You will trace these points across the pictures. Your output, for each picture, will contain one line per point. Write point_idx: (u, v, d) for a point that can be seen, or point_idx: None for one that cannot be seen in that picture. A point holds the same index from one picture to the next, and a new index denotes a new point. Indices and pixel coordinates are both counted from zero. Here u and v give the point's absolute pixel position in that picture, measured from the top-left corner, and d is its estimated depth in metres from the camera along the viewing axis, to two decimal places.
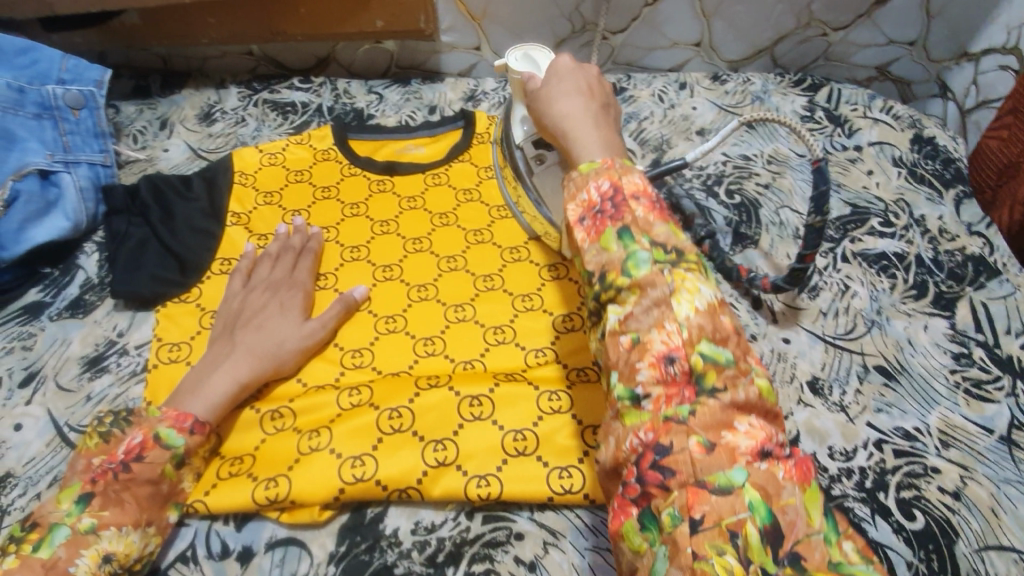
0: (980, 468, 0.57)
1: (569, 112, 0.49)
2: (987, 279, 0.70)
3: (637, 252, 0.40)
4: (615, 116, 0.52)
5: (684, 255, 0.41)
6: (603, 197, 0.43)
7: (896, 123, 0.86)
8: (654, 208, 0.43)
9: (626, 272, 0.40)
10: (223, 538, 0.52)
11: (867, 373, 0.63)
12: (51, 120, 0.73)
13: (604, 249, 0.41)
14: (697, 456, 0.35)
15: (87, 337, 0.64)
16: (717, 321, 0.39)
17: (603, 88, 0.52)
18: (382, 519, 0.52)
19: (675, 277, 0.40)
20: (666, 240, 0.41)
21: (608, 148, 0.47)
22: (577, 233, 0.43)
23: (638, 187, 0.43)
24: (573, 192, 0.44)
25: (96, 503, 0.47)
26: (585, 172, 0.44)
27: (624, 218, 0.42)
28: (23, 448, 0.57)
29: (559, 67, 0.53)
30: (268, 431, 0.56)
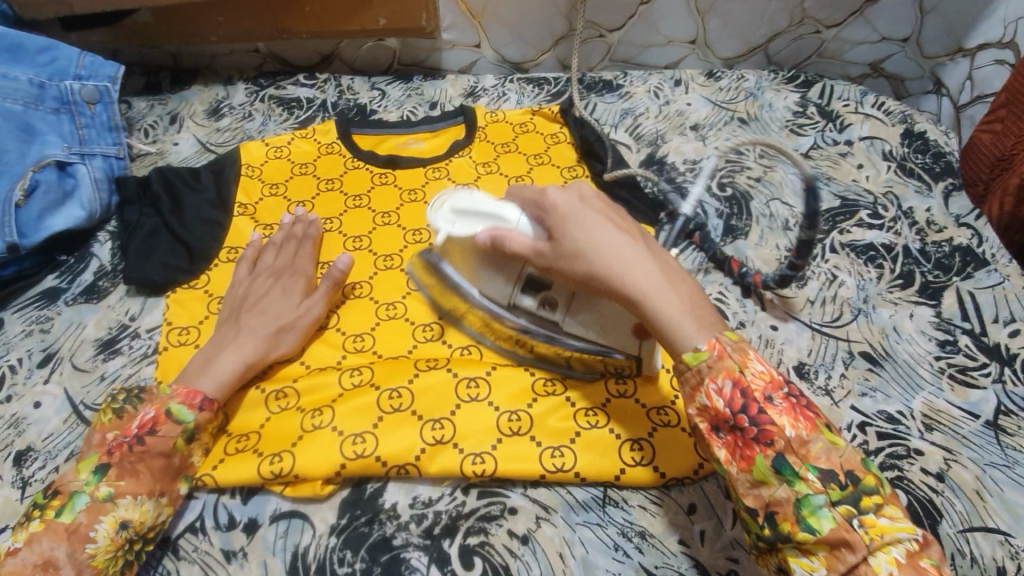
0: (964, 451, 0.59)
1: (631, 272, 0.48)
2: (974, 269, 0.71)
3: (809, 496, 0.41)
4: (656, 246, 0.52)
5: (858, 481, 0.41)
6: (732, 407, 0.44)
7: (887, 118, 0.88)
8: (799, 416, 0.43)
9: (807, 525, 0.41)
10: (230, 510, 0.54)
11: (853, 359, 0.65)
12: (68, 114, 0.76)
13: (763, 483, 0.43)
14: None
15: (102, 321, 0.67)
16: (927, 571, 0.39)
17: (626, 222, 0.52)
18: (381, 494, 0.55)
19: (865, 526, 0.40)
20: (831, 465, 0.42)
21: (693, 312, 0.47)
22: (718, 451, 0.45)
23: (765, 381, 0.44)
24: (694, 395, 0.46)
25: (113, 473, 0.50)
26: (694, 366, 0.45)
27: (774, 444, 0.42)
28: (42, 423, 0.60)
29: (563, 209, 0.51)
30: (273, 410, 0.59)
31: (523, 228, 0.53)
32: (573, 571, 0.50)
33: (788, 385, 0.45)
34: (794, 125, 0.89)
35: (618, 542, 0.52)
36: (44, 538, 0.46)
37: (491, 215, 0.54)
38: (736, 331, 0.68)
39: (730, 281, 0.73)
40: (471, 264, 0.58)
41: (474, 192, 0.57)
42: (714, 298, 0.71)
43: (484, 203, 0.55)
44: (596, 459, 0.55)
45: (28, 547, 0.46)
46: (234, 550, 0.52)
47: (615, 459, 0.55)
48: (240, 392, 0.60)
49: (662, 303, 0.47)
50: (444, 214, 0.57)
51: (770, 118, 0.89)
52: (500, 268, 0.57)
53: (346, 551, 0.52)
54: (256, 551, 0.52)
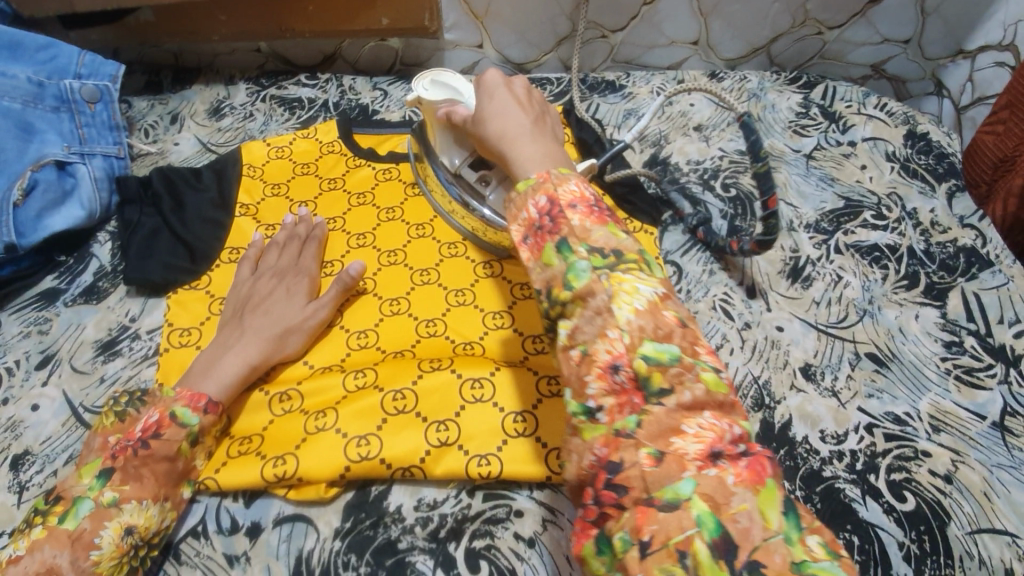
0: (971, 453, 0.58)
1: (503, 129, 0.48)
2: (979, 270, 0.71)
3: (575, 263, 0.39)
4: (555, 129, 0.50)
5: (624, 256, 0.39)
6: (541, 212, 0.41)
7: (890, 119, 0.88)
8: (593, 213, 0.40)
9: (567, 285, 0.39)
10: (233, 514, 0.54)
11: (859, 360, 0.65)
12: (68, 114, 0.75)
13: (546, 265, 0.40)
14: (645, 468, 0.34)
15: (101, 322, 0.66)
16: (664, 319, 0.37)
17: (534, 100, 0.52)
18: (386, 497, 0.54)
19: (614, 281, 0.38)
20: (604, 244, 0.40)
21: (542, 157, 0.45)
22: (521, 252, 0.42)
23: (576, 195, 0.41)
24: (514, 213, 0.43)
25: (116, 478, 0.49)
26: (522, 190, 0.43)
27: (560, 231, 0.40)
28: (40, 426, 0.59)
29: (489, 84, 0.53)
30: (276, 412, 0.58)
31: (466, 104, 0.56)
32: None
33: (595, 196, 0.41)
34: (798, 126, 0.88)
35: None
36: (47, 545, 0.46)
37: (461, 92, 0.57)
38: (741, 331, 0.68)
39: (735, 281, 0.72)
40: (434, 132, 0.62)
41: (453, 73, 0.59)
42: (719, 299, 0.71)
43: (464, 82, 0.58)
44: None
45: (30, 555, 0.45)
46: (237, 554, 0.52)
47: None
48: (242, 393, 0.60)
49: (515, 149, 0.47)
50: (425, 82, 0.60)
51: (773, 119, 0.89)
52: (460, 144, 0.60)
53: (351, 555, 0.51)
54: (260, 555, 0.51)
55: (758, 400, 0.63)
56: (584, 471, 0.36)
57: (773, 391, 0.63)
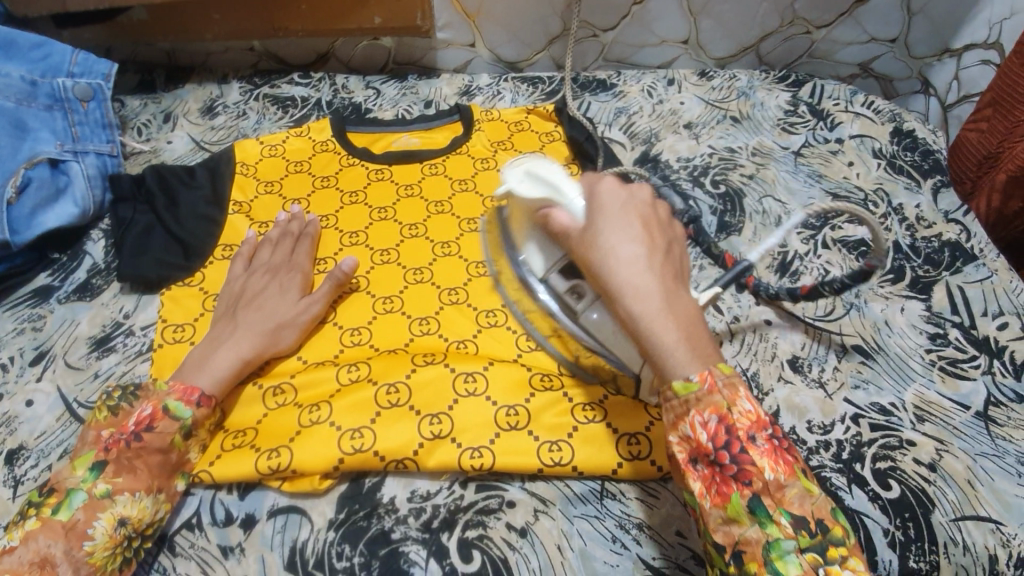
0: (955, 442, 0.60)
1: (639, 287, 0.43)
2: (963, 264, 0.72)
3: (779, 537, 0.40)
4: (681, 260, 0.47)
5: (829, 530, 0.40)
6: (715, 441, 0.42)
7: (877, 117, 0.89)
8: (780, 459, 0.42)
9: (772, 565, 0.39)
10: (227, 506, 0.54)
11: (846, 352, 0.66)
12: (61, 111, 0.76)
13: (734, 520, 0.41)
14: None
15: (95, 318, 0.66)
16: None
17: (659, 225, 0.47)
18: (379, 488, 0.55)
19: (829, 575, 0.39)
20: (801, 508, 0.41)
21: (692, 344, 0.42)
22: (695, 484, 0.43)
23: (751, 419, 0.42)
24: (675, 423, 0.43)
25: (110, 470, 0.50)
26: (684, 395, 0.42)
27: (752, 483, 0.41)
28: (34, 421, 0.59)
29: (603, 201, 0.47)
30: (270, 406, 0.59)
31: (568, 207, 0.49)
32: (572, 562, 0.50)
33: (773, 426, 0.43)
34: (786, 123, 0.90)
35: (616, 533, 0.52)
36: (41, 535, 0.46)
37: (558, 189, 0.50)
38: (730, 326, 0.69)
39: (725, 277, 0.73)
40: (523, 231, 0.53)
41: (554, 167, 0.52)
42: None
43: (559, 176, 0.51)
44: (595, 453, 0.55)
45: (24, 545, 0.45)
46: (230, 545, 0.52)
47: (612, 452, 0.55)
48: (236, 389, 0.60)
49: (656, 327, 0.42)
50: (518, 171, 0.53)
51: (762, 117, 0.90)
52: (548, 248, 0.52)
53: (345, 545, 0.52)
54: (254, 546, 0.52)
55: None
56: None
57: (761, 383, 0.64)
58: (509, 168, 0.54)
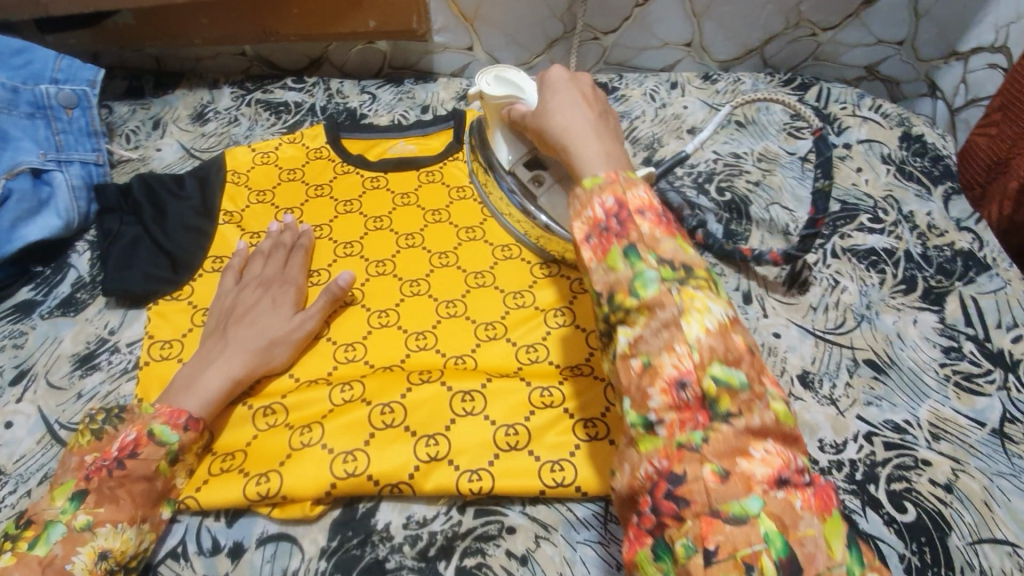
0: (972, 461, 0.57)
1: (568, 125, 0.49)
2: (976, 274, 0.70)
3: (643, 271, 0.39)
4: (616, 128, 0.52)
5: (692, 270, 0.40)
6: (608, 213, 0.41)
7: (885, 121, 0.87)
8: (661, 222, 0.41)
9: (634, 293, 0.39)
10: (214, 534, 0.52)
11: (857, 367, 0.64)
12: (44, 120, 0.73)
13: (611, 268, 0.40)
14: (710, 484, 0.34)
15: (79, 335, 0.64)
16: (733, 343, 0.38)
17: (597, 97, 0.52)
18: (374, 514, 0.53)
19: (682, 296, 0.38)
20: (674, 256, 0.40)
21: (610, 154, 0.46)
22: (583, 252, 0.42)
23: (643, 202, 0.42)
24: (577, 210, 0.43)
25: (91, 500, 0.47)
26: (590, 187, 0.43)
27: (630, 235, 0.40)
28: (14, 445, 0.57)
29: (552, 77, 0.54)
30: (260, 427, 0.56)
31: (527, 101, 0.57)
32: None
33: (663, 206, 0.42)
34: (792, 128, 0.87)
35: (620, 560, 0.50)
36: (16, 573, 0.43)
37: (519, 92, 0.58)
38: None
39: (730, 287, 0.71)
40: (494, 128, 0.63)
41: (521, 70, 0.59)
42: None
43: (524, 80, 0.58)
44: (598, 473, 0.53)
45: None
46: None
47: None
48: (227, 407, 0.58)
49: (577, 148, 0.47)
50: (489, 77, 0.60)
51: (767, 121, 0.88)
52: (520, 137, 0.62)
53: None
54: None
55: None
56: (644, 478, 0.37)
57: None
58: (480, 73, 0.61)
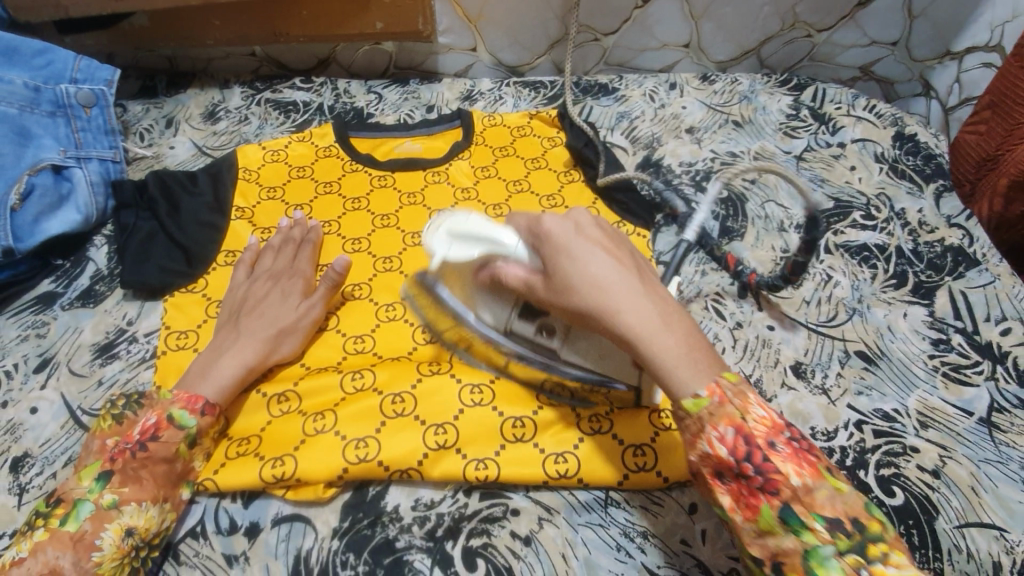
0: (959, 448, 0.60)
1: (617, 305, 0.44)
2: (966, 269, 0.72)
3: (816, 545, 0.38)
4: (649, 275, 0.48)
5: (865, 528, 0.39)
6: (735, 451, 0.41)
7: (879, 121, 0.89)
8: (804, 461, 0.41)
9: (811, 572, 0.38)
10: (231, 514, 0.54)
11: (849, 358, 0.66)
12: (64, 118, 0.76)
13: (767, 531, 0.40)
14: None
15: (99, 326, 0.66)
16: None
17: (616, 244, 0.48)
18: (384, 496, 0.55)
19: (873, 575, 0.37)
20: (835, 510, 0.39)
21: (692, 353, 0.43)
22: (722, 497, 0.42)
23: (766, 424, 0.42)
24: (693, 440, 0.43)
25: (116, 480, 0.50)
26: (696, 412, 0.42)
27: (779, 492, 0.40)
28: (39, 429, 0.59)
29: (556, 239, 0.47)
30: (274, 414, 0.59)
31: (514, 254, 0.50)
32: (576, 571, 0.50)
33: (784, 423, 0.42)
34: (788, 128, 0.90)
35: (620, 541, 0.52)
36: (49, 547, 0.46)
37: (488, 240, 0.50)
38: (733, 331, 0.69)
39: (727, 282, 0.73)
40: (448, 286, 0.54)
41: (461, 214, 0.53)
42: (711, 299, 0.72)
43: (484, 224, 0.51)
44: (600, 465, 0.55)
45: (33, 556, 0.46)
46: (235, 554, 0.52)
47: (618, 463, 0.55)
48: (240, 396, 0.60)
49: (652, 341, 0.43)
50: (441, 233, 0.52)
51: (763, 121, 0.90)
52: (497, 296, 0.53)
53: (350, 554, 0.52)
54: (259, 556, 0.52)
55: None
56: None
57: (764, 390, 0.64)
58: (428, 237, 0.53)
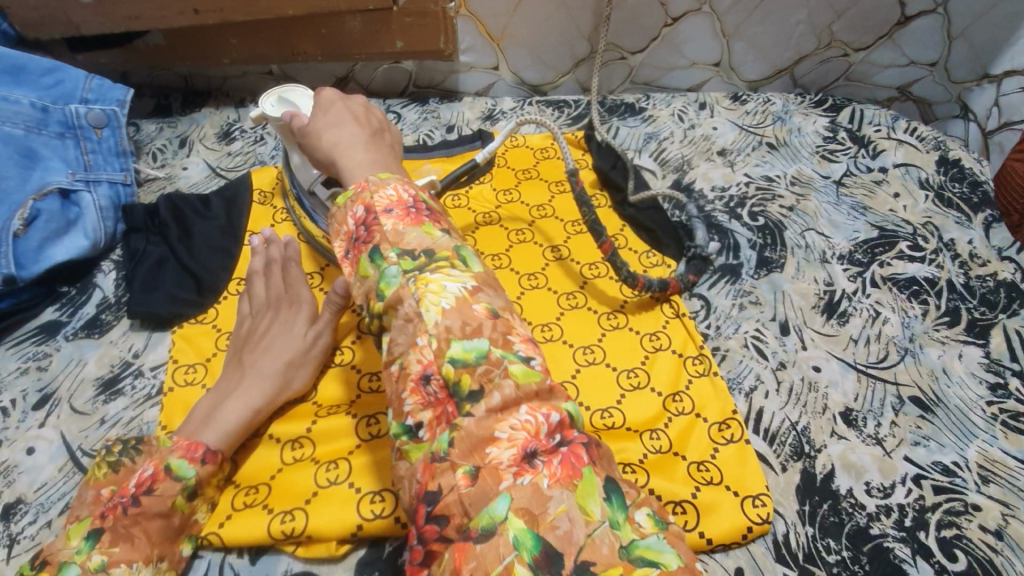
0: (1023, 505, 0.54)
1: (335, 142, 0.47)
2: (1021, 306, 0.67)
3: (384, 270, 0.38)
4: (395, 143, 0.49)
5: (436, 254, 0.39)
6: (358, 223, 0.41)
7: (922, 144, 0.85)
8: (409, 214, 0.40)
9: (379, 295, 0.38)
10: (238, 571, 0.50)
11: (903, 405, 0.61)
12: (73, 139, 0.73)
13: (363, 277, 0.39)
14: (461, 489, 0.32)
15: (103, 358, 0.63)
16: (474, 312, 0.36)
17: (375, 116, 0.49)
18: (401, 554, 0.51)
19: (420, 283, 0.37)
20: (417, 246, 0.39)
21: (370, 163, 0.45)
22: (344, 269, 0.41)
23: (392, 200, 0.41)
24: (336, 227, 0.42)
25: (106, 540, 0.45)
26: (342, 203, 0.42)
27: (375, 239, 0.39)
28: (35, 472, 0.56)
29: (323, 98, 0.50)
30: (286, 460, 0.55)
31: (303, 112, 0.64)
32: None
33: (415, 198, 0.41)
34: (825, 151, 0.85)
35: None
36: None
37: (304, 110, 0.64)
38: (776, 372, 0.63)
39: (767, 317, 0.68)
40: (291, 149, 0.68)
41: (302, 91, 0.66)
42: (751, 336, 0.66)
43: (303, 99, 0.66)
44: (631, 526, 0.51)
45: None
46: None
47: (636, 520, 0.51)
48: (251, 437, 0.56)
49: (344, 161, 0.45)
50: (272, 98, 0.66)
51: (800, 143, 0.86)
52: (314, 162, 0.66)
53: None
54: None
55: (796, 449, 0.58)
56: (412, 504, 0.35)
57: (813, 439, 0.58)
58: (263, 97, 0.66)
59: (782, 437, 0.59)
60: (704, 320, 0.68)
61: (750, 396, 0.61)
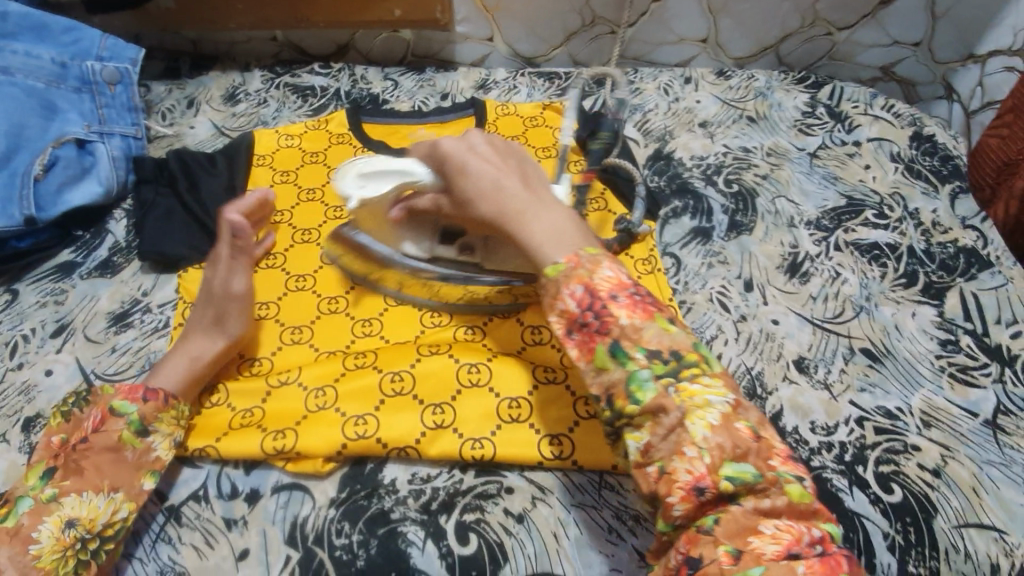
0: (962, 448, 0.58)
1: (507, 206, 0.50)
2: (978, 270, 0.71)
3: (636, 372, 0.42)
4: (532, 175, 0.54)
5: (683, 356, 0.43)
6: (582, 306, 0.45)
7: (896, 120, 0.88)
8: (637, 305, 0.45)
9: (633, 398, 0.42)
10: (233, 481, 0.56)
11: (853, 355, 0.65)
12: (90, 94, 0.79)
13: (602, 369, 0.44)
14: (725, 565, 0.38)
15: (115, 294, 0.69)
16: (739, 433, 0.41)
17: (503, 156, 0.54)
18: (381, 471, 0.56)
19: (681, 392, 0.42)
20: (660, 344, 0.43)
21: (558, 230, 0.49)
22: (571, 349, 0.45)
23: (613, 282, 0.45)
24: (550, 302, 0.46)
25: (59, 475, 0.51)
26: (553, 276, 0.46)
27: (611, 331, 0.44)
28: (53, 391, 0.62)
29: (446, 153, 0.54)
30: (272, 384, 0.60)
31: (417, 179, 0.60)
32: (568, 552, 0.51)
33: (632, 281, 0.46)
34: (803, 125, 0.89)
35: (613, 524, 0.52)
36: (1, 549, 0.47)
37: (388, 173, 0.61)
38: (737, 323, 0.68)
39: (733, 275, 0.72)
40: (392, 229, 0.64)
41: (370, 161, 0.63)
42: (716, 292, 0.71)
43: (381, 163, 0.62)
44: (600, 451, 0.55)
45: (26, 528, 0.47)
46: (235, 518, 0.54)
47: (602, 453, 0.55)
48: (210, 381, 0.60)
49: (526, 227, 0.49)
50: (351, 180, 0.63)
51: (779, 117, 0.90)
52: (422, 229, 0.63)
53: (345, 523, 0.53)
54: (256, 520, 0.53)
55: (749, 391, 0.63)
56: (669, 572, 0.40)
57: (765, 383, 0.63)
58: (341, 186, 0.63)
59: (737, 380, 0.64)
60: (674, 276, 0.73)
61: (711, 343, 0.66)
